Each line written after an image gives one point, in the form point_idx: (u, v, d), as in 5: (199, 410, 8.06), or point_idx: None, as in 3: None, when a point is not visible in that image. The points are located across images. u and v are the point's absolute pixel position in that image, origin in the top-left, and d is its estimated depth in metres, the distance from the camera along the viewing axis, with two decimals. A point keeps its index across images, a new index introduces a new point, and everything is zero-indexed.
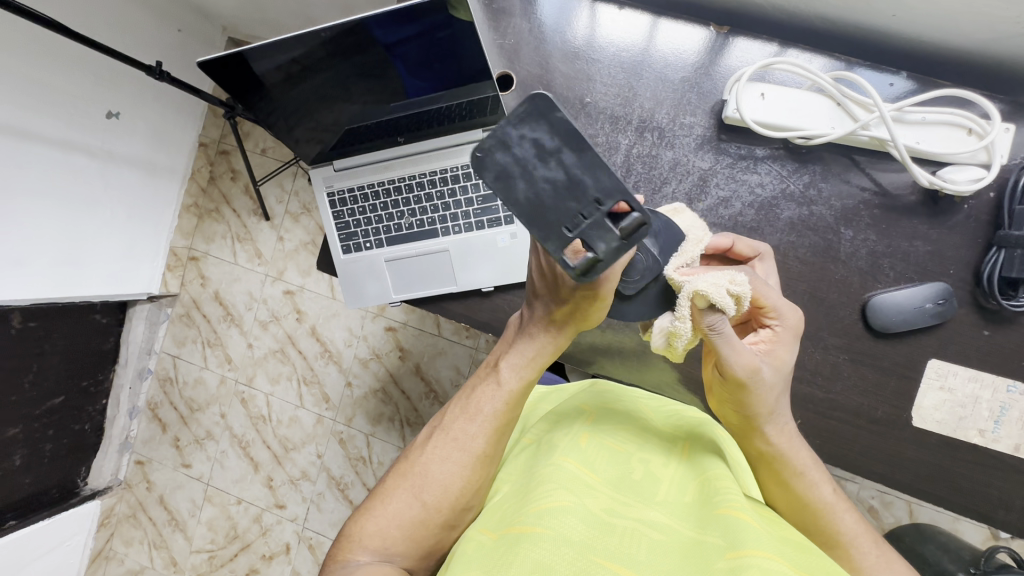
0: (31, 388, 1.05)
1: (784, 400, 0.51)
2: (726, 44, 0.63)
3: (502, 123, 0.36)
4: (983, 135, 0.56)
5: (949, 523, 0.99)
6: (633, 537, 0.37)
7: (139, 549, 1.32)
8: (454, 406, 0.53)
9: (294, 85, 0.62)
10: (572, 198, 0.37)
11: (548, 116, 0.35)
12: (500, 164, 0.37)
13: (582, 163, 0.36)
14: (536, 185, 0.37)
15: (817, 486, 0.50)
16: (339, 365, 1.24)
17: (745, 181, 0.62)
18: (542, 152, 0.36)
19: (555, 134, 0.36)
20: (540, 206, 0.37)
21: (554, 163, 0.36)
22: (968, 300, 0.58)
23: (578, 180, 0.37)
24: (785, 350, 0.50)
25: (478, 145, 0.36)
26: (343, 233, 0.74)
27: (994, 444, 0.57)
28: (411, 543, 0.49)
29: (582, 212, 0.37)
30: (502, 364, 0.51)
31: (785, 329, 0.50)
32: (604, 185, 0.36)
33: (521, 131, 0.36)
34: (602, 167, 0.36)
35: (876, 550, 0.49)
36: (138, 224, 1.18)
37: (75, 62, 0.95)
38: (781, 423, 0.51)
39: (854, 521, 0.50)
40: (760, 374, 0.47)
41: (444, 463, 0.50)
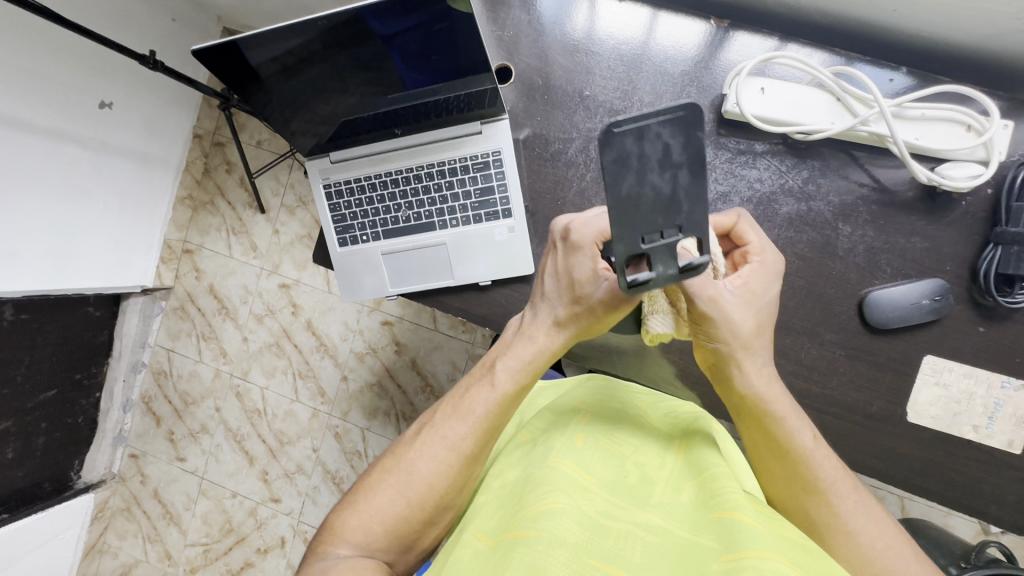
0: (24, 381, 1.05)
1: (762, 340, 0.50)
2: (726, 38, 0.63)
3: (649, 116, 0.39)
4: (982, 131, 0.56)
5: (941, 518, 1.00)
6: (627, 541, 0.37)
7: (133, 542, 1.32)
8: (444, 404, 0.53)
9: (290, 76, 0.62)
10: (663, 213, 0.40)
11: (690, 131, 0.38)
12: (628, 147, 0.39)
13: (690, 191, 0.39)
14: (642, 186, 0.39)
15: (797, 433, 0.49)
16: (334, 359, 1.24)
17: (744, 176, 0.62)
18: (665, 160, 0.39)
19: (685, 150, 0.39)
20: (631, 206, 0.40)
21: (669, 175, 0.39)
22: (964, 296, 0.58)
23: (677, 199, 0.40)
24: (761, 283, 0.50)
25: (616, 122, 0.38)
26: (339, 226, 0.73)
27: (988, 440, 0.58)
28: (392, 538, 0.49)
29: (663, 227, 0.40)
30: (497, 365, 0.52)
31: (760, 267, 0.50)
32: (693, 220, 0.40)
33: (659, 130, 0.39)
34: (701, 202, 0.39)
35: (854, 496, 0.49)
36: (132, 216, 1.17)
37: (66, 52, 0.93)
38: (758, 361, 0.50)
39: (833, 467, 0.49)
40: (721, 303, 0.47)
41: (430, 460, 0.50)
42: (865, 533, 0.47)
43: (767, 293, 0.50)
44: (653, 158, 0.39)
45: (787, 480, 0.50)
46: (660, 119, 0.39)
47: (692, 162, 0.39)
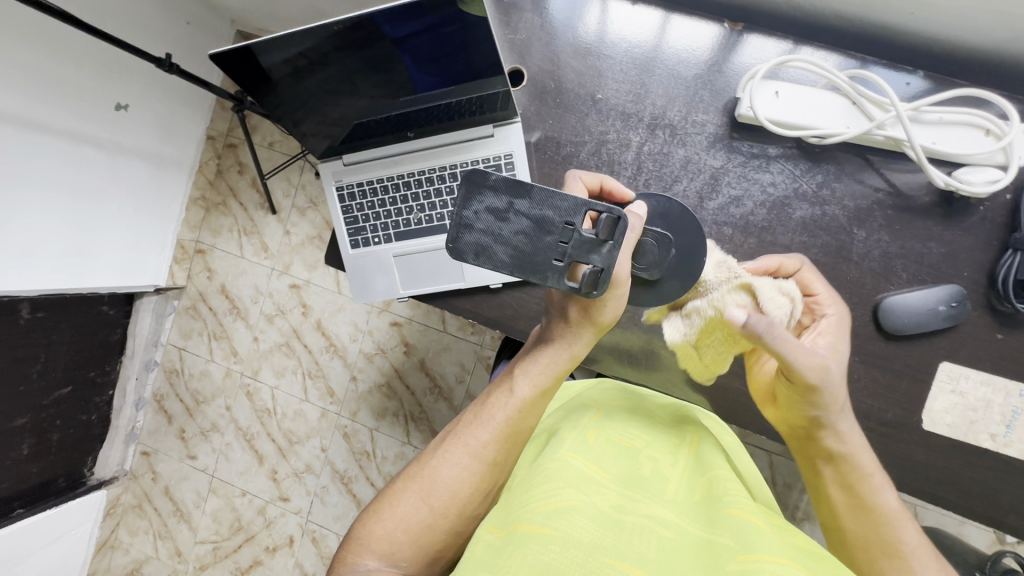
0: (39, 379, 1.06)
1: (846, 401, 0.52)
2: (739, 41, 0.62)
3: (458, 211, 0.45)
4: (1000, 135, 0.55)
5: (955, 526, 0.99)
6: (643, 536, 0.37)
7: (144, 539, 1.33)
8: (468, 413, 0.54)
9: (302, 79, 0.62)
10: (546, 233, 0.45)
11: (485, 183, 0.45)
12: (472, 240, 0.45)
13: (533, 201, 0.45)
14: (513, 242, 0.45)
15: (882, 492, 0.51)
16: (343, 360, 1.24)
17: (757, 180, 0.61)
18: (499, 215, 0.45)
19: (499, 192, 0.45)
20: (525, 254, 0.45)
21: (515, 217, 0.45)
22: (981, 302, 0.57)
23: (540, 218, 0.45)
24: (840, 340, 0.54)
25: (449, 239, 0.45)
26: (351, 228, 0.73)
27: (1005, 448, 0.57)
28: (417, 548, 0.48)
29: (558, 238, 0.45)
30: (517, 374, 0.53)
31: (835, 318, 0.55)
32: (564, 210, 0.45)
33: (474, 210, 0.45)
34: (551, 198, 0.45)
35: (936, 564, 0.48)
36: (145, 217, 1.19)
37: (84, 54, 0.95)
38: (848, 423, 0.52)
39: (914, 533, 0.49)
40: (829, 375, 0.48)
41: (454, 468, 0.50)
42: None
43: (844, 348, 0.54)
44: (486, 213, 0.45)
45: (859, 535, 0.50)
46: (466, 205, 0.45)
47: (509, 190, 0.45)
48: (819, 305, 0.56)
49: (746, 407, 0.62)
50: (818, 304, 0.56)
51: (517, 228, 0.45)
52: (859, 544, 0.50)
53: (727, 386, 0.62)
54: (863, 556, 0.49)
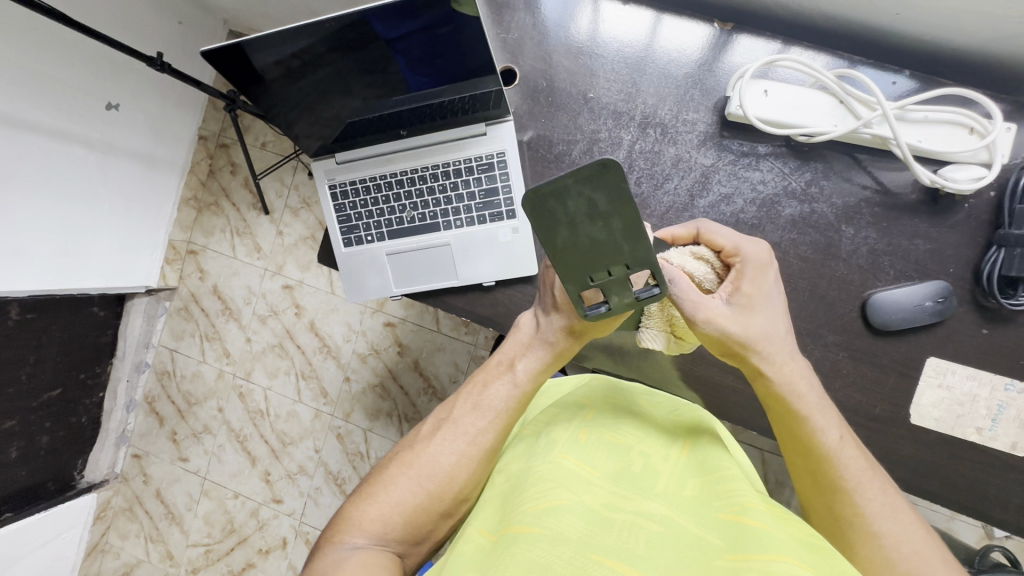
0: (29, 380, 1.05)
1: (777, 335, 0.51)
2: (729, 41, 0.63)
3: (565, 178, 0.38)
4: (984, 134, 0.56)
5: (944, 522, 1.00)
6: (632, 531, 0.37)
7: (135, 542, 1.32)
8: (464, 399, 0.53)
9: (293, 80, 0.62)
10: (603, 258, 0.42)
11: (611, 185, 0.38)
12: (555, 208, 0.39)
13: (626, 232, 0.40)
14: (577, 238, 0.40)
15: (824, 429, 0.50)
16: (337, 360, 1.24)
17: (747, 178, 0.62)
18: (594, 213, 0.39)
19: (609, 199, 0.39)
20: (573, 254, 0.41)
21: (601, 224, 0.40)
22: (967, 299, 0.58)
23: (616, 242, 0.41)
24: (755, 281, 0.51)
25: (536, 188, 0.38)
26: (344, 226, 0.73)
27: (991, 442, 0.58)
28: (407, 529, 0.49)
29: (610, 267, 0.42)
30: (516, 362, 0.53)
31: (749, 262, 0.51)
32: (638, 257, 0.41)
33: (580, 188, 0.38)
34: (641, 242, 0.41)
35: (882, 497, 0.48)
36: (136, 218, 1.18)
37: (74, 54, 0.94)
38: (779, 360, 0.51)
39: (859, 469, 0.48)
40: (720, 319, 0.49)
41: (452, 452, 0.50)
42: (891, 535, 0.46)
43: (766, 289, 0.52)
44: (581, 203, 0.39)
45: (811, 474, 0.50)
46: (577, 178, 0.38)
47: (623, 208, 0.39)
48: (732, 255, 0.52)
49: (737, 404, 0.62)
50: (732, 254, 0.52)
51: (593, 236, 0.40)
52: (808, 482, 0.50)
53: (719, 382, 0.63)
54: (816, 492, 0.49)
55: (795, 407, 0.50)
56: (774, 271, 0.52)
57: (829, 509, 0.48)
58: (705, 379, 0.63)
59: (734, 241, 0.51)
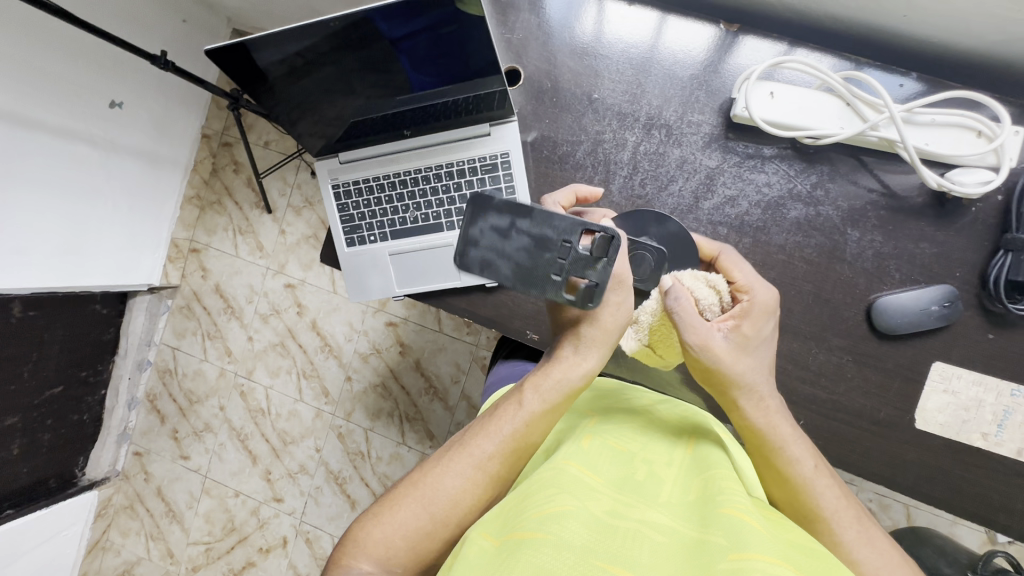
0: (31, 377, 1.05)
1: (765, 376, 0.51)
2: (735, 42, 0.63)
3: (466, 231, 0.53)
4: (992, 137, 0.55)
5: (947, 526, 0.99)
6: (635, 538, 0.37)
7: (136, 540, 1.32)
8: (475, 426, 0.54)
9: (296, 79, 0.62)
10: (546, 250, 0.50)
11: (489, 203, 0.52)
12: (482, 256, 0.53)
13: (535, 221, 0.51)
14: (516, 258, 0.51)
15: (798, 462, 0.49)
16: (339, 360, 1.24)
17: (752, 180, 0.62)
18: (502, 233, 0.52)
19: (504, 214, 0.52)
20: (526, 270, 0.51)
21: (517, 234, 0.51)
22: (974, 303, 0.58)
23: (540, 236, 0.51)
24: (755, 324, 0.51)
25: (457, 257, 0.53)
26: (347, 226, 0.73)
27: (997, 448, 0.57)
28: (411, 556, 0.48)
29: (556, 254, 0.50)
30: (527, 388, 0.52)
31: (755, 304, 0.51)
32: (561, 228, 0.50)
33: (480, 229, 0.53)
34: (550, 217, 0.50)
35: (857, 525, 0.48)
36: (139, 215, 1.18)
37: (78, 52, 0.94)
38: (760, 396, 0.51)
39: (835, 498, 0.48)
40: (713, 348, 0.50)
41: (457, 477, 0.50)
42: (868, 565, 0.45)
43: (763, 334, 0.52)
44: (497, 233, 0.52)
45: (788, 504, 0.49)
46: (472, 226, 0.53)
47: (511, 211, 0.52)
48: (742, 291, 0.52)
49: None
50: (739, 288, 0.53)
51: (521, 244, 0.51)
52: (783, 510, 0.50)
53: None
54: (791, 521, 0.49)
55: (771, 442, 0.50)
56: (775, 321, 0.53)
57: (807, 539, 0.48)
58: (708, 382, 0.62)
59: (748, 278, 0.52)
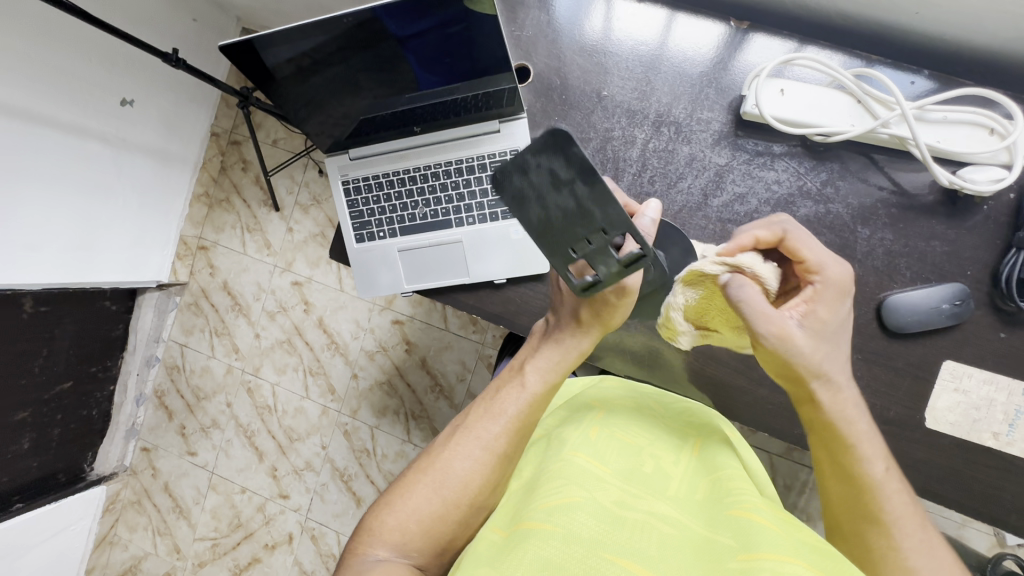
0: (41, 372, 1.06)
1: (837, 361, 0.50)
2: (744, 40, 0.63)
3: (524, 153, 0.42)
4: (1005, 135, 0.55)
5: (956, 528, 0.98)
6: (645, 533, 0.37)
7: (143, 535, 1.33)
8: (476, 407, 0.54)
9: (305, 78, 0.62)
10: (580, 224, 0.43)
11: (565, 149, 0.41)
12: (520, 186, 0.43)
13: (590, 195, 0.42)
14: (548, 211, 0.43)
15: (870, 460, 0.49)
16: (345, 357, 1.24)
17: (762, 177, 0.62)
18: (556, 181, 0.42)
19: (569, 167, 0.42)
20: (547, 227, 0.44)
21: (567, 193, 0.42)
22: (985, 301, 0.58)
23: (586, 210, 0.43)
24: (828, 308, 0.50)
25: (501, 168, 0.42)
26: (357, 222, 0.74)
27: (1008, 447, 0.57)
28: (427, 538, 0.48)
29: (587, 236, 0.44)
30: (527, 367, 0.54)
31: (828, 285, 0.50)
32: (610, 217, 0.42)
33: (538, 161, 0.42)
34: (609, 202, 0.42)
35: (920, 532, 0.47)
36: (149, 213, 1.19)
37: (90, 50, 0.95)
38: (836, 387, 0.49)
39: (901, 502, 0.48)
40: (792, 339, 0.47)
41: (466, 459, 0.50)
42: (925, 571, 0.45)
43: (838, 316, 0.50)
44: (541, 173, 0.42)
45: (847, 504, 0.49)
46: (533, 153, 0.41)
47: (581, 168, 0.41)
48: (812, 271, 0.50)
49: (748, 405, 0.62)
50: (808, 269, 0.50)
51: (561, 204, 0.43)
52: (842, 510, 0.49)
53: (729, 383, 0.62)
54: (847, 518, 0.49)
55: (847, 438, 0.49)
56: (851, 297, 0.51)
57: (859, 536, 0.48)
58: (716, 380, 0.62)
59: (819, 256, 0.50)
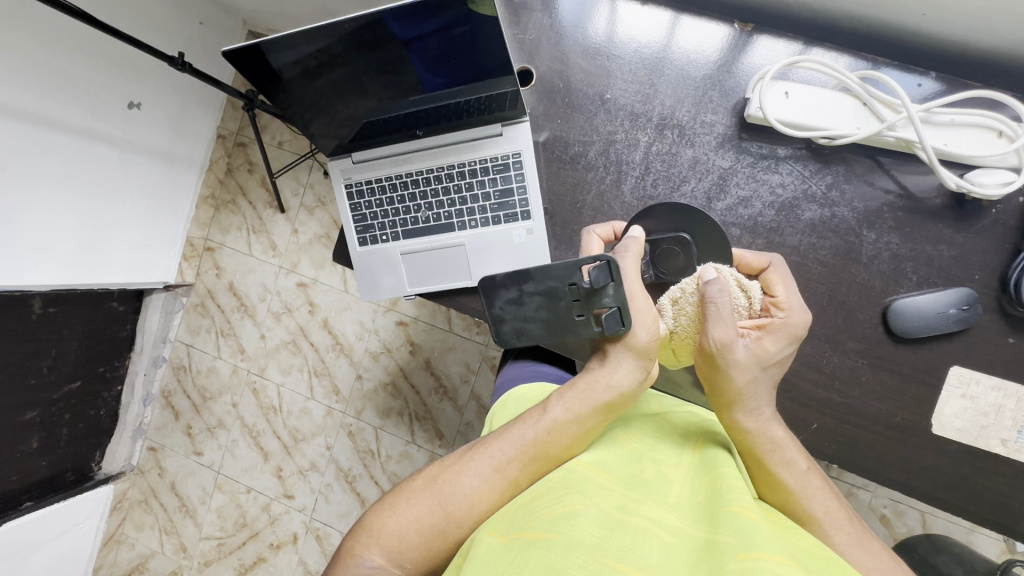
0: (49, 373, 1.07)
1: (767, 393, 0.50)
2: (749, 42, 0.62)
3: (489, 314, 0.57)
4: (1014, 137, 0.54)
5: (963, 534, 0.98)
6: (645, 537, 0.37)
7: (150, 534, 1.34)
8: (500, 429, 0.53)
9: (311, 79, 0.63)
10: (558, 299, 0.54)
11: (493, 287, 0.55)
12: (509, 331, 0.56)
13: (538, 275, 0.54)
14: (539, 312, 0.55)
15: (789, 464, 0.48)
16: (350, 358, 1.25)
17: (766, 180, 0.61)
18: (518, 302, 0.55)
19: (512, 280, 0.55)
20: (554, 319, 0.54)
21: (529, 294, 0.55)
22: (993, 306, 0.57)
23: (550, 287, 0.54)
24: (774, 343, 0.50)
25: (494, 336, 0.57)
26: (360, 225, 0.74)
27: (1016, 454, 0.56)
28: (424, 550, 0.48)
29: (569, 297, 0.53)
30: (554, 397, 0.52)
31: (781, 326, 0.50)
32: (563, 271, 0.53)
33: (502, 308, 0.56)
34: (548, 268, 0.53)
35: (849, 528, 0.46)
36: (156, 214, 1.20)
37: (97, 53, 0.96)
38: (759, 410, 0.49)
39: (825, 501, 0.47)
40: (729, 349, 0.48)
41: (475, 476, 0.50)
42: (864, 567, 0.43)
43: (781, 355, 0.50)
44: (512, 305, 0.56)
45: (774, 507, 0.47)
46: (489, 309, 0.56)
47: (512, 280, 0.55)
48: (778, 307, 0.52)
49: None
50: (776, 306, 0.52)
51: (535, 298, 0.54)
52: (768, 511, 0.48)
53: None
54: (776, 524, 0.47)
55: (761, 445, 0.48)
56: (799, 349, 0.51)
57: None
58: None
59: (790, 296, 0.52)
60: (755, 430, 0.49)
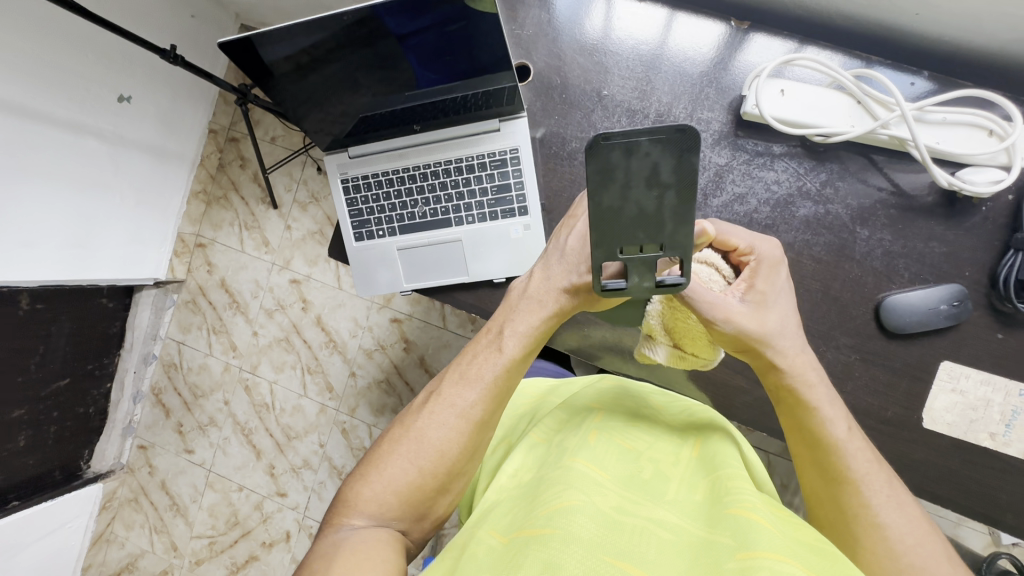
0: (37, 370, 1.06)
1: (791, 330, 0.50)
2: (745, 40, 0.63)
3: (638, 134, 0.37)
4: (1004, 136, 0.55)
5: (951, 528, 0.99)
6: (642, 536, 0.37)
7: (140, 533, 1.33)
8: (452, 371, 0.52)
9: (304, 75, 0.62)
10: (642, 229, 0.40)
11: (683, 155, 0.37)
12: (614, 161, 0.38)
13: (675, 211, 0.39)
14: (625, 201, 0.39)
15: (830, 422, 0.49)
16: (343, 355, 1.24)
17: (762, 177, 0.62)
18: (653, 178, 0.38)
19: (674, 172, 0.38)
20: (614, 215, 0.40)
21: (655, 194, 0.39)
22: (983, 303, 0.58)
23: (660, 216, 0.39)
24: (767, 280, 0.50)
25: (605, 135, 0.37)
26: (356, 220, 0.74)
27: (1005, 448, 0.57)
28: (404, 507, 0.49)
29: (643, 243, 0.40)
30: (506, 332, 0.50)
31: (762, 260, 0.49)
32: (676, 239, 0.40)
33: (648, 150, 0.38)
34: (687, 225, 0.39)
35: (887, 489, 0.46)
36: (146, 210, 1.18)
37: (86, 46, 0.95)
38: (790, 352, 0.50)
39: (866, 460, 0.47)
40: (734, 316, 0.47)
41: (441, 427, 0.49)
42: (894, 525, 0.44)
43: (778, 286, 0.50)
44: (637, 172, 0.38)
45: (820, 466, 0.48)
46: (650, 138, 0.37)
47: (679, 182, 0.38)
48: (746, 253, 0.50)
49: (746, 404, 0.62)
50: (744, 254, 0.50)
51: (642, 203, 0.39)
52: (813, 471, 0.49)
53: (726, 382, 0.63)
54: (820, 482, 0.48)
55: (806, 400, 0.49)
56: (786, 270, 0.51)
57: (833, 500, 0.47)
58: (714, 379, 0.63)
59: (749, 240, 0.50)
60: (800, 385, 0.49)
